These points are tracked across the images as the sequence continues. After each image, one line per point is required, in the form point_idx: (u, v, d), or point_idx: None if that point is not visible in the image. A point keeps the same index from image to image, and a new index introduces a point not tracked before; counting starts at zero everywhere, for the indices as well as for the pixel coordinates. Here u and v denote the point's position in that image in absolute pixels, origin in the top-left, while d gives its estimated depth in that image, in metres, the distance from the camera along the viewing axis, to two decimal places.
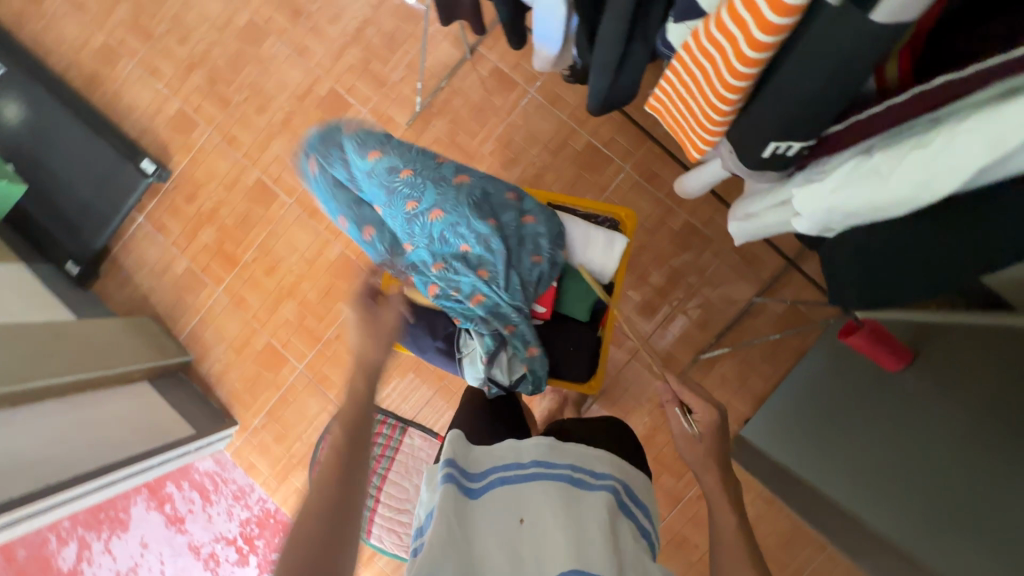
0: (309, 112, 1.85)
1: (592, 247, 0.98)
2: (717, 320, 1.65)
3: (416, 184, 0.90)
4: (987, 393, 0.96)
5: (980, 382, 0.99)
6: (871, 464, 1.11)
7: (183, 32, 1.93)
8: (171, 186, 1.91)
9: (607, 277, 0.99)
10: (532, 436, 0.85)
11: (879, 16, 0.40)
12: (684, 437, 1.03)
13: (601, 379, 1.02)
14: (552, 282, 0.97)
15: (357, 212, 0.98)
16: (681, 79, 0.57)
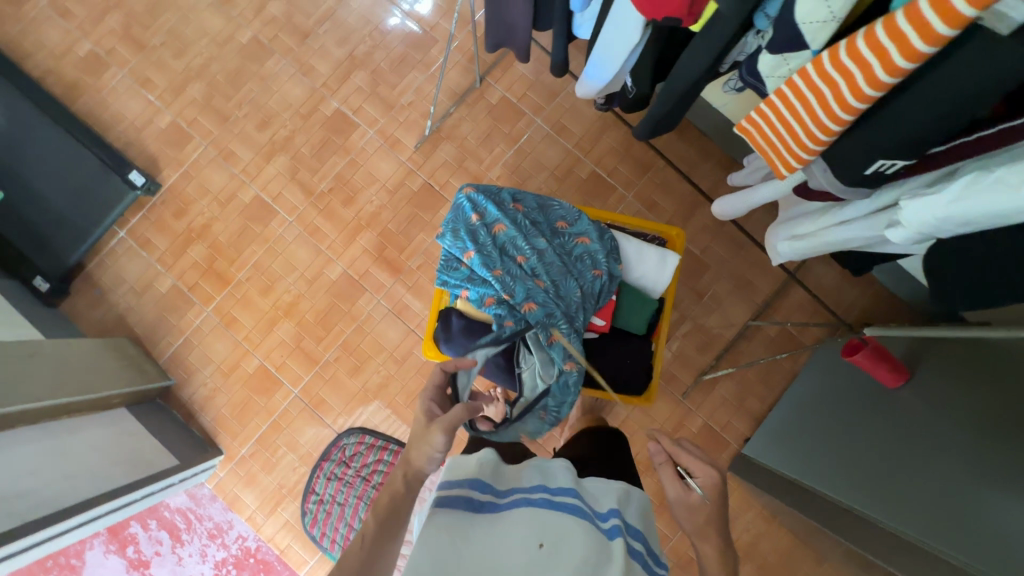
0: (313, 131, 1.82)
1: (645, 262, 1.04)
2: (715, 343, 1.72)
3: (511, 226, 0.98)
4: (985, 405, 1.05)
5: (977, 395, 1.08)
6: (874, 467, 1.17)
7: (178, 44, 1.85)
8: (159, 201, 1.82)
9: (659, 290, 1.05)
10: (559, 460, 0.81)
11: None
12: (683, 503, 0.91)
13: (657, 390, 1.05)
14: (611, 295, 1.01)
15: (472, 279, 0.96)
16: (782, 109, 0.62)
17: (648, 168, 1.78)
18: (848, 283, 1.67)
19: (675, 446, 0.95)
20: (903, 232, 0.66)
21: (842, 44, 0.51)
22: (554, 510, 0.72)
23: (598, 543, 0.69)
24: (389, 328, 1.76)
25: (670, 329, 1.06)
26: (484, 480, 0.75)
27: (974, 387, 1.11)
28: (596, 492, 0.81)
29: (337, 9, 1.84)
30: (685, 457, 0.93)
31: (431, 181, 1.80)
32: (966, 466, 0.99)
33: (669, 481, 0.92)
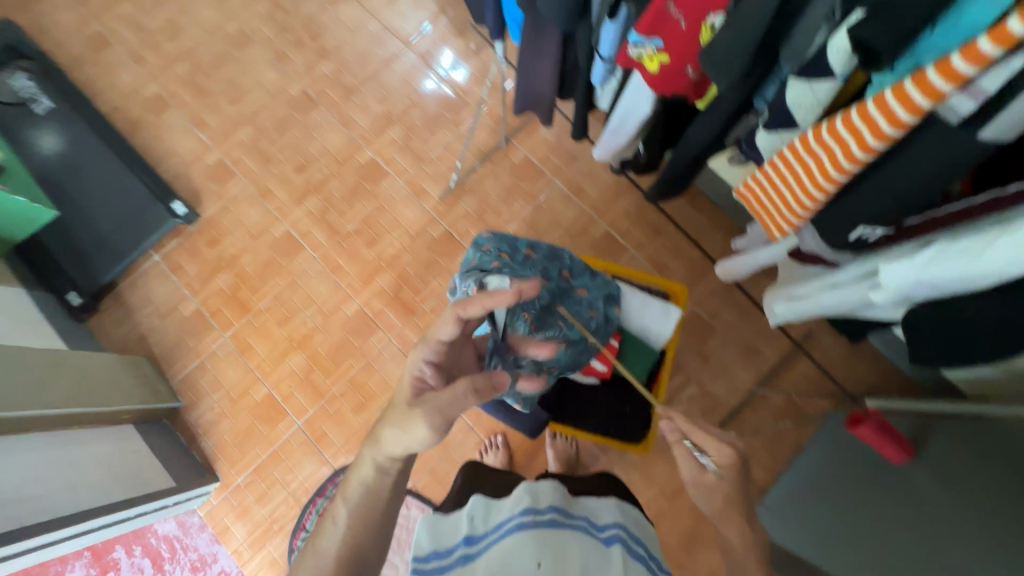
0: (346, 177, 1.96)
1: (649, 314, 1.09)
2: (720, 408, 1.71)
3: (541, 249, 1.06)
4: (990, 485, 1.03)
5: (983, 475, 1.07)
6: (884, 549, 1.13)
7: (235, 92, 2.03)
8: (196, 230, 1.93)
9: (662, 342, 1.09)
10: (545, 481, 0.84)
11: (987, 134, 0.46)
12: (701, 484, 0.90)
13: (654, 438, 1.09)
14: (611, 341, 1.07)
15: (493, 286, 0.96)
16: (776, 175, 0.67)
17: (659, 231, 1.85)
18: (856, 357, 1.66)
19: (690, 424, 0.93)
20: (884, 291, 0.69)
21: (823, 125, 0.57)
22: (547, 529, 0.74)
23: (593, 555, 0.76)
24: (396, 367, 1.80)
25: (670, 380, 1.09)
26: (472, 529, 0.79)
27: (977, 467, 1.09)
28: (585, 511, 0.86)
29: (381, 71, 2.01)
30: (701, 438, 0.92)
31: (452, 230, 1.89)
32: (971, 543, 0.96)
33: (686, 459, 0.91)
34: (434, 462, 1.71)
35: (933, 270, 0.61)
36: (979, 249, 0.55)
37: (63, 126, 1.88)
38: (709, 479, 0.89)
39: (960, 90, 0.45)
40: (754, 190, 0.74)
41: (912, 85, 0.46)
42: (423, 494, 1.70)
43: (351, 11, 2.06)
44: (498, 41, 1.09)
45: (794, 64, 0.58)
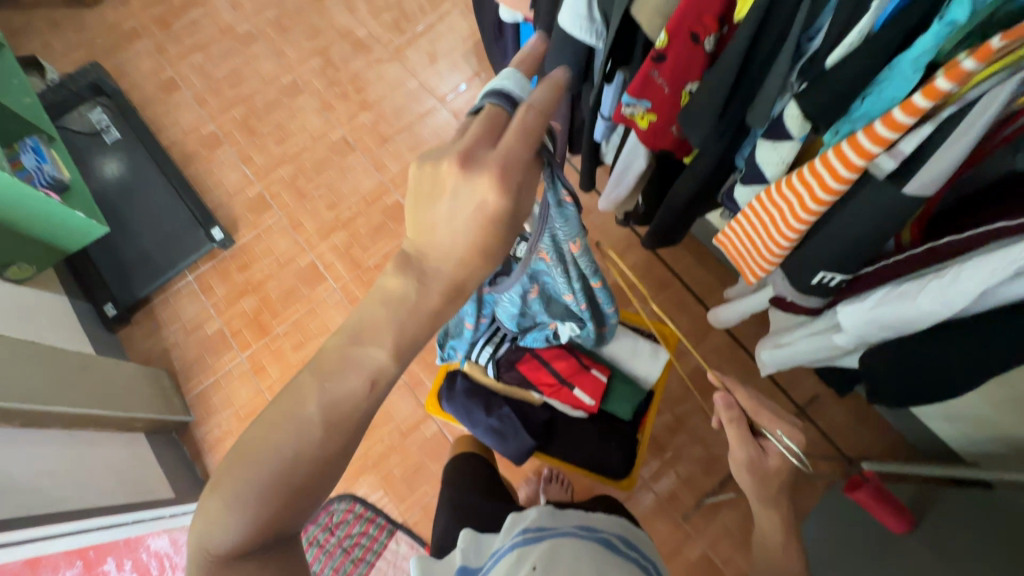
0: (373, 216, 2.09)
1: (639, 356, 1.16)
2: (720, 467, 1.67)
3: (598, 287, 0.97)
4: (995, 562, 0.99)
5: (989, 553, 1.03)
6: None
7: (282, 134, 2.23)
8: (229, 255, 2.07)
9: (650, 382, 1.17)
10: (530, 508, 0.85)
11: (909, 187, 0.52)
12: (758, 467, 0.87)
13: (636, 476, 1.14)
14: (602, 378, 1.13)
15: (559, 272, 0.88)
16: (748, 224, 0.73)
17: (665, 286, 1.90)
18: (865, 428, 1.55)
19: (749, 405, 0.91)
20: (846, 333, 0.74)
21: (781, 181, 0.63)
22: (537, 541, 0.75)
23: (590, 550, 0.76)
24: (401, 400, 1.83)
25: (655, 419, 1.16)
26: (468, 562, 0.78)
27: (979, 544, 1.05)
28: (578, 522, 0.85)
29: (415, 124, 2.19)
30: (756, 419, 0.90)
31: None
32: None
33: (744, 442, 0.88)
34: (428, 498, 1.71)
35: (882, 309, 0.67)
36: (919, 297, 0.61)
37: (126, 155, 2.08)
38: (765, 463, 0.87)
39: (886, 151, 0.51)
40: (733, 236, 0.78)
41: (847, 144, 0.52)
42: (414, 530, 1.69)
43: (394, 70, 2.27)
44: None
45: (760, 124, 0.65)
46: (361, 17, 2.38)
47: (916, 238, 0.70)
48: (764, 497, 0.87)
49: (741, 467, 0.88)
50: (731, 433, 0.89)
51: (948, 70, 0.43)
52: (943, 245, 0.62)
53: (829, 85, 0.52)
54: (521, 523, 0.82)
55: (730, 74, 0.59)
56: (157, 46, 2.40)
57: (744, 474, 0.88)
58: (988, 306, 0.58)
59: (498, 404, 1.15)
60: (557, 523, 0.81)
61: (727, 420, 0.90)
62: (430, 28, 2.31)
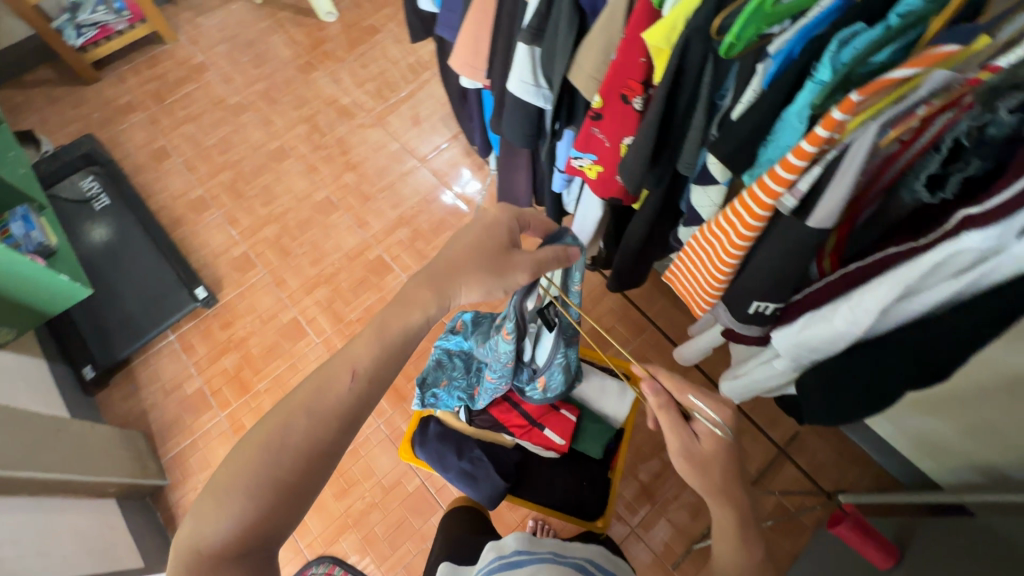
0: (355, 270, 2.14)
1: (607, 394, 1.21)
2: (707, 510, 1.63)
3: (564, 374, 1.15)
4: None
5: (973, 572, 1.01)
6: None
7: (268, 196, 2.32)
8: (213, 313, 2.09)
9: (619, 420, 1.20)
10: (510, 535, 0.91)
11: (813, 222, 0.57)
12: (688, 454, 0.77)
13: (610, 516, 1.14)
14: (571, 418, 1.16)
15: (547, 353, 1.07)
16: (690, 259, 0.78)
17: (642, 329, 1.94)
18: (846, 467, 1.50)
19: (679, 389, 0.79)
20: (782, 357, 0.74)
21: (712, 221, 0.69)
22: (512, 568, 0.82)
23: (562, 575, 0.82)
24: (382, 454, 1.80)
25: (627, 456, 1.18)
26: None
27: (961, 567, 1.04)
28: (557, 548, 0.91)
29: (397, 182, 2.29)
30: (689, 403, 0.78)
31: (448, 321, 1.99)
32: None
33: (677, 433, 0.78)
34: (410, 556, 1.66)
35: (806, 334, 0.67)
36: (833, 316, 0.63)
37: (115, 220, 2.14)
38: (702, 450, 0.77)
39: (787, 190, 0.57)
40: (680, 271, 0.83)
41: (758, 187, 0.58)
42: None
43: (377, 135, 2.41)
44: (487, 157, 1.29)
45: (688, 171, 0.71)
46: (346, 87, 2.54)
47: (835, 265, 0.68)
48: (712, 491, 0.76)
49: (681, 458, 0.77)
50: (663, 422, 0.78)
51: (825, 119, 0.50)
52: (851, 268, 0.63)
53: (738, 135, 0.59)
54: (502, 549, 0.89)
55: (654, 127, 0.66)
56: (150, 119, 2.52)
57: (683, 467, 0.77)
58: (897, 322, 0.60)
59: (470, 448, 1.16)
60: (535, 549, 0.87)
61: (658, 408, 0.79)
62: (411, 95, 2.47)
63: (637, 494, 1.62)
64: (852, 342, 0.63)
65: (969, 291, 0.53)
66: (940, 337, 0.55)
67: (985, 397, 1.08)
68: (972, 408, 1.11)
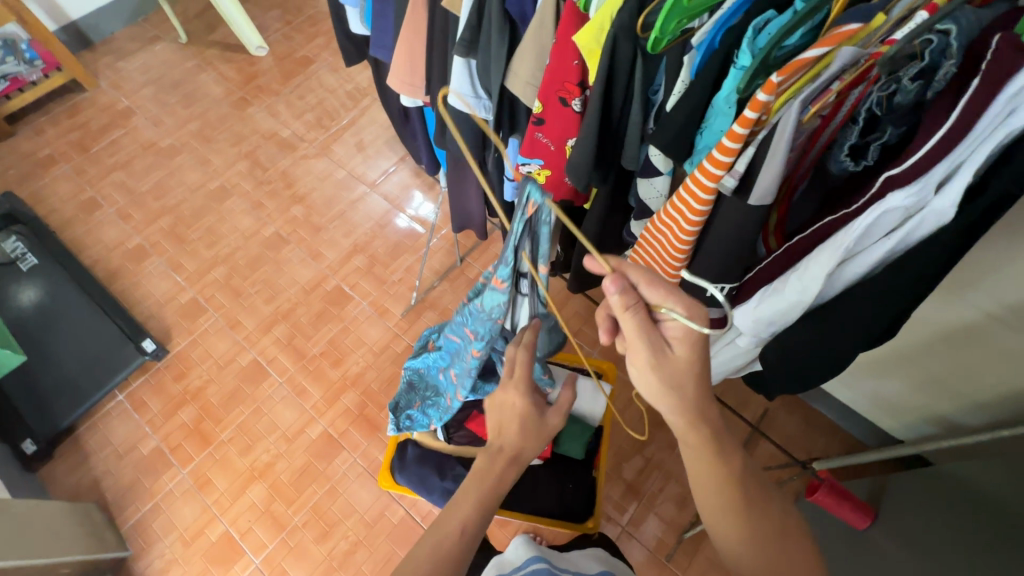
0: (313, 303, 2.07)
1: (581, 393, 1.22)
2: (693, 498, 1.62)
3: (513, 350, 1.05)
4: (967, 517, 0.99)
5: (956, 509, 1.03)
6: None
7: (212, 238, 2.23)
8: (164, 366, 1.97)
9: (596, 418, 1.20)
10: (511, 543, 0.90)
11: (754, 199, 0.60)
12: (658, 367, 0.61)
13: (600, 514, 1.13)
14: None
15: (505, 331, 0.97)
16: (643, 253, 0.79)
17: None
18: (818, 434, 1.54)
19: (649, 282, 0.59)
20: (744, 335, 0.76)
21: (660, 212, 0.70)
22: None
23: None
24: (361, 490, 1.73)
25: (609, 451, 1.18)
26: None
27: (941, 510, 1.07)
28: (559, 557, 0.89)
29: (347, 210, 2.25)
30: (659, 299, 0.59)
31: (415, 344, 1.96)
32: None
33: (644, 336, 0.60)
34: None
35: (762, 310, 0.69)
36: (784, 288, 0.65)
37: (45, 280, 2.00)
38: (674, 359, 0.61)
39: (726, 172, 0.59)
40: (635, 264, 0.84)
41: (700, 173, 0.60)
42: None
43: (322, 164, 2.37)
44: (435, 174, 1.29)
45: (633, 165, 0.73)
46: (285, 119, 2.49)
47: (779, 242, 0.71)
48: (688, 406, 0.61)
49: (651, 369, 0.61)
50: (629, 328, 0.60)
51: (751, 101, 0.52)
52: (794, 241, 0.66)
53: (674, 125, 0.61)
54: (502, 565, 0.87)
55: (594, 125, 0.68)
56: (76, 170, 2.39)
57: (653, 380, 0.62)
58: (842, 287, 0.63)
59: (451, 466, 1.16)
60: (538, 556, 0.85)
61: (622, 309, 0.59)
62: (353, 122, 2.45)
63: (623, 492, 1.62)
64: (805, 312, 0.66)
65: (901, 248, 0.56)
66: (880, 295, 0.59)
67: (931, 350, 1.15)
68: (920, 363, 1.20)
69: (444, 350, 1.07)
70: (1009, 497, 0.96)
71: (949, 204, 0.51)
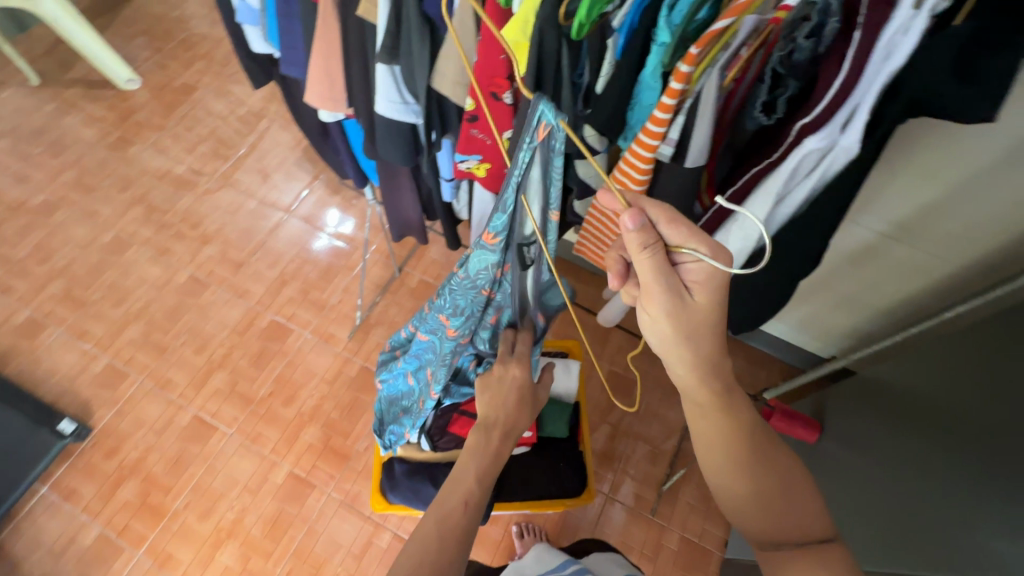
0: (250, 343, 1.94)
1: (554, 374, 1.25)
2: (665, 451, 1.71)
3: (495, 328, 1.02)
4: (893, 403, 1.12)
5: (883, 398, 1.16)
6: (867, 494, 1.04)
7: (118, 295, 2.02)
8: (90, 445, 1.78)
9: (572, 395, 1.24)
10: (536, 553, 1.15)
11: (689, 162, 0.66)
12: (675, 316, 0.65)
13: (593, 485, 1.20)
14: None
15: (488, 306, 0.94)
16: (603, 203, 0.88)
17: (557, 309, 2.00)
18: (761, 368, 1.69)
19: (669, 224, 0.60)
20: None
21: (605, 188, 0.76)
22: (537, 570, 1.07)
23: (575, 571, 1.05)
24: (343, 523, 1.67)
25: (589, 424, 1.24)
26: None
27: (870, 407, 1.20)
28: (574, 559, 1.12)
29: (267, 240, 2.13)
30: (676, 243, 0.61)
31: (369, 363, 1.90)
32: (940, 486, 0.87)
33: (661, 281, 0.62)
34: None
35: None
36: (729, 238, 0.72)
37: None
38: (692, 304, 0.65)
39: (662, 141, 0.64)
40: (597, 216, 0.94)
41: (638, 145, 0.65)
42: None
43: (228, 196, 2.21)
44: (363, 187, 1.26)
45: (570, 149, 0.76)
46: (176, 155, 2.30)
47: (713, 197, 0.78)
48: (696, 363, 0.68)
49: (666, 324, 0.66)
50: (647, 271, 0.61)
51: (675, 74, 0.57)
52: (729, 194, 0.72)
53: (608, 105, 0.65)
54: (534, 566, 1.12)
55: (529, 116, 0.70)
56: None
57: (667, 326, 0.66)
58: (776, 227, 0.70)
59: (443, 473, 1.15)
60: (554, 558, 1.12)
61: (641, 251, 0.60)
62: (254, 148, 2.31)
63: (601, 461, 1.69)
64: (748, 254, 0.73)
65: (820, 183, 0.64)
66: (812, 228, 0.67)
67: (840, 272, 1.30)
68: (834, 287, 1.35)
69: (413, 353, 1.06)
70: (911, 384, 1.09)
71: (853, 139, 0.59)
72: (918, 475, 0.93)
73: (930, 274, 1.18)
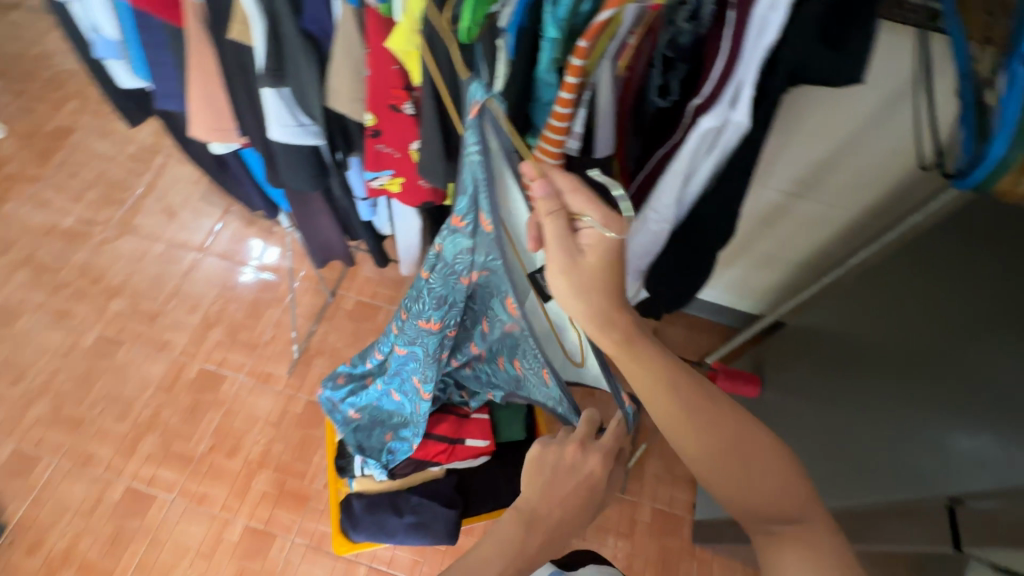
0: (180, 398, 1.79)
1: None
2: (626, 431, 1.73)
3: (502, 318, 0.89)
4: (818, 350, 1.18)
5: (810, 348, 1.22)
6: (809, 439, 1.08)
7: (15, 370, 1.81)
8: (8, 543, 1.58)
9: None
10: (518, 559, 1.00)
11: (600, 152, 0.67)
12: (565, 273, 0.62)
13: None
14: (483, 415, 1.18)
15: (483, 288, 0.84)
16: None
17: None
18: (702, 334, 1.75)
19: (572, 190, 0.59)
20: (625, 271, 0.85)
21: None
22: None
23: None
24: (313, 568, 1.59)
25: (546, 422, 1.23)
26: None
27: (798, 357, 1.28)
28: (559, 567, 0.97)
29: (182, 284, 1.96)
30: (582, 208, 0.59)
31: (314, 397, 1.80)
32: (871, 424, 0.90)
33: (558, 243, 0.60)
34: None
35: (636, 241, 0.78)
36: (649, 217, 0.73)
37: None
38: (584, 266, 0.61)
39: (567, 136, 0.62)
40: None
41: (543, 142, 0.63)
42: None
43: (130, 243, 2.03)
44: (276, 216, 1.20)
45: None
46: (61, 206, 2.07)
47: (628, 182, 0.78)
48: (611, 321, 0.64)
49: (565, 283, 0.63)
50: (551, 231, 0.60)
51: (569, 68, 0.56)
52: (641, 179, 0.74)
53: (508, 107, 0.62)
54: None
55: (433, 124, 0.69)
56: None
57: (559, 282, 0.62)
58: (688, 206, 0.73)
59: (406, 500, 1.11)
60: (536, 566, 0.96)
61: (545, 214, 0.59)
62: (152, 186, 2.12)
63: None
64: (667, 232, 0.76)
65: (721, 161, 0.67)
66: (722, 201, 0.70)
67: (756, 232, 1.37)
68: (753, 248, 1.43)
69: (394, 367, 1.03)
70: (831, 327, 1.16)
71: (744, 113, 0.60)
72: (846, 409, 0.98)
73: (836, 223, 1.27)
